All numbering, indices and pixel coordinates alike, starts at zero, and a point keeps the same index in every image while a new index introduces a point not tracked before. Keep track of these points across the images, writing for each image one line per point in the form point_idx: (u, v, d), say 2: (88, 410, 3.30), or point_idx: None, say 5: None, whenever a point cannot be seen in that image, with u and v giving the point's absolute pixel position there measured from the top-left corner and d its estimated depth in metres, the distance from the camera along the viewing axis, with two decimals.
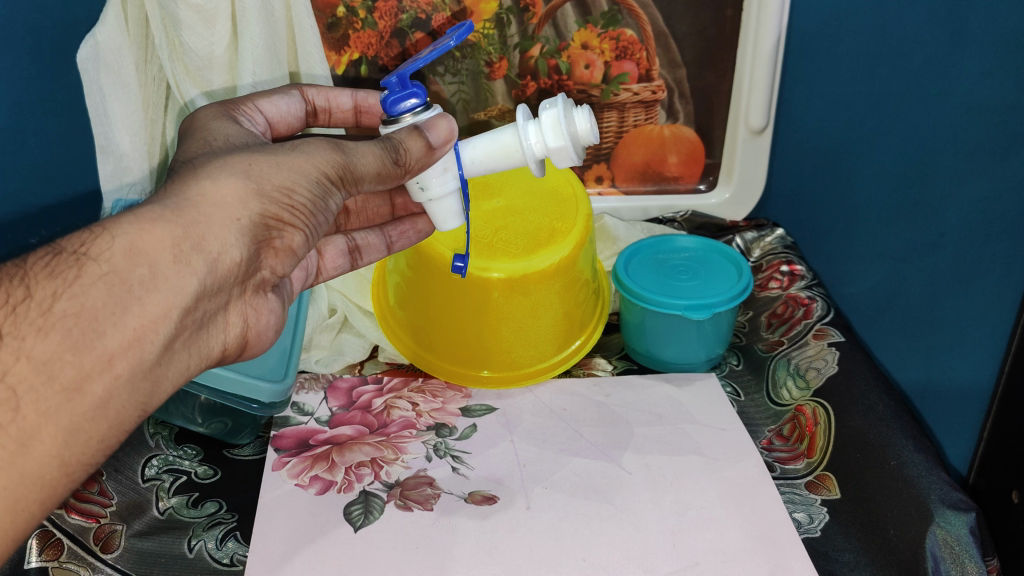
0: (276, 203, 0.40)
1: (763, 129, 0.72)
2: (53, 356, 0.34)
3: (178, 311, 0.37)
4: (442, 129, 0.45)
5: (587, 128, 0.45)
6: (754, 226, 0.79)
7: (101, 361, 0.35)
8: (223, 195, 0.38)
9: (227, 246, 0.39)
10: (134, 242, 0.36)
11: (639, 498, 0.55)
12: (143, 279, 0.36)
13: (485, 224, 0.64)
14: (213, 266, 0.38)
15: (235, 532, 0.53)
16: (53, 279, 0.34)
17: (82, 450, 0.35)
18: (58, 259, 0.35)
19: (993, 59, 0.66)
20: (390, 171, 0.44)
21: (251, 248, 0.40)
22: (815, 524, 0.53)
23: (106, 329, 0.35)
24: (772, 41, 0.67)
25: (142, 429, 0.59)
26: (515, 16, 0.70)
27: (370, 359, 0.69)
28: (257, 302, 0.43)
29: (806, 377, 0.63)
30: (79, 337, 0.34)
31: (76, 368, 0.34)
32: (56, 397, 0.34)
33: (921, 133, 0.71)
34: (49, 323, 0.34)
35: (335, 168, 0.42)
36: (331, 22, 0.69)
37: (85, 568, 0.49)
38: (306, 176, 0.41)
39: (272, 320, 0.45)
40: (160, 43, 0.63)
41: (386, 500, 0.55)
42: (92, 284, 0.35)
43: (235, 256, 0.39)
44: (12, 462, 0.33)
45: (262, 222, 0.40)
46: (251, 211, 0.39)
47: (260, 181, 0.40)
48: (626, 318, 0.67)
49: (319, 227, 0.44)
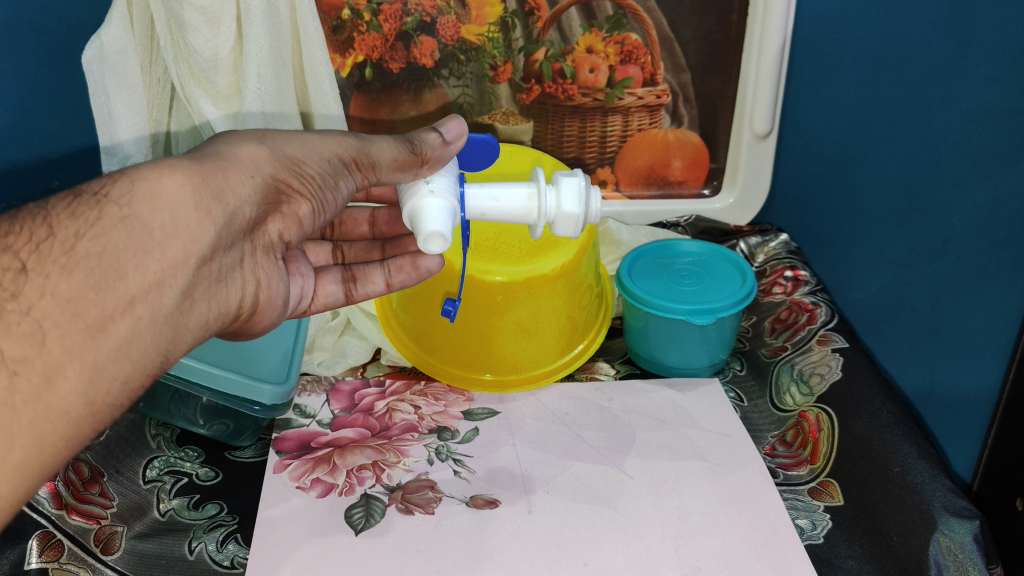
0: (288, 170, 0.44)
1: (767, 134, 0.73)
2: (79, 294, 0.36)
3: (196, 258, 0.39)
4: (454, 127, 0.47)
5: (597, 208, 0.51)
6: (758, 231, 0.80)
7: (123, 302, 0.37)
8: (240, 156, 0.43)
9: (241, 201, 0.42)
10: (152, 186, 0.38)
11: (641, 503, 0.55)
12: (163, 224, 0.38)
13: (490, 228, 0.64)
14: (229, 219, 0.41)
15: (235, 535, 0.52)
16: (75, 219, 0.37)
17: (107, 390, 0.37)
18: (79, 202, 0.38)
19: (997, 66, 0.66)
20: (405, 159, 0.46)
21: (261, 208, 0.44)
22: (817, 531, 0.53)
23: (127, 272, 0.37)
24: (778, 45, 0.68)
25: (142, 430, 0.59)
26: (520, 20, 0.70)
27: (372, 362, 0.69)
28: (269, 267, 0.46)
29: (810, 383, 0.63)
30: (101, 277, 0.36)
31: (99, 307, 0.36)
32: (80, 334, 0.35)
33: (925, 142, 0.72)
34: (72, 262, 0.36)
35: (350, 151, 0.46)
36: (336, 24, 0.69)
37: (85, 569, 0.49)
38: (320, 154, 0.45)
39: (281, 288, 0.48)
40: (166, 44, 0.61)
41: (387, 505, 0.54)
42: (113, 227, 0.37)
43: (249, 213, 0.42)
44: (38, 397, 0.35)
45: (273, 184, 0.43)
46: (264, 173, 0.43)
47: (279, 150, 0.44)
48: (629, 323, 0.67)
49: (330, 206, 0.47)
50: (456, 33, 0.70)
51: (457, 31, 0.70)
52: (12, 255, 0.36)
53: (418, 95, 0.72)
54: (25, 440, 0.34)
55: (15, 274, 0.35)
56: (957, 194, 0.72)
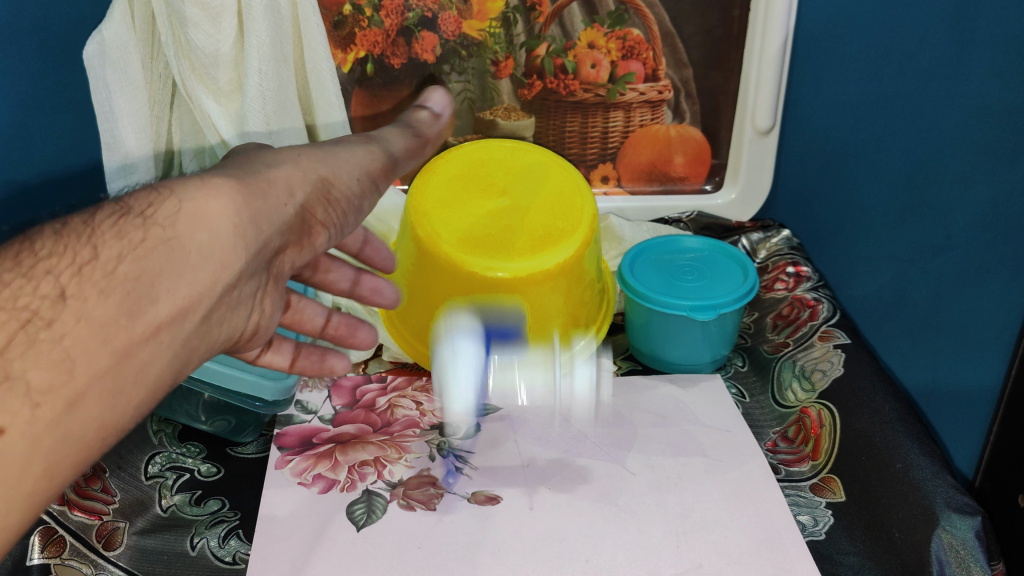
0: (319, 197, 0.44)
1: (770, 129, 0.73)
2: (110, 318, 0.35)
3: (222, 285, 0.40)
4: (437, 97, 0.52)
5: None
6: (760, 227, 0.79)
7: (149, 329, 0.37)
8: (278, 178, 0.42)
9: (273, 231, 0.42)
10: (198, 208, 0.38)
11: (644, 500, 0.54)
12: (202, 245, 0.38)
13: (491, 222, 0.62)
14: (260, 248, 0.41)
15: (237, 531, 0.53)
16: (120, 240, 0.36)
17: (123, 411, 0.37)
18: (124, 220, 0.37)
19: (1000, 61, 0.68)
20: (414, 144, 0.50)
21: (287, 237, 0.44)
22: (819, 527, 0.53)
23: (158, 296, 0.37)
24: (779, 44, 0.68)
25: (145, 427, 0.59)
26: (521, 15, 0.70)
27: (374, 358, 0.69)
28: (276, 295, 0.46)
29: (811, 378, 0.63)
30: (134, 300, 0.36)
31: (128, 332, 0.36)
32: (106, 360, 0.35)
33: (929, 137, 0.73)
34: (111, 284, 0.35)
35: (373, 160, 0.47)
36: (337, 20, 0.68)
37: (87, 565, 0.49)
38: (349, 172, 0.46)
39: (276, 317, 0.47)
40: (166, 39, 0.61)
41: (389, 500, 0.54)
42: (153, 248, 0.37)
43: (276, 243, 0.43)
44: (58, 423, 0.34)
45: (306, 213, 0.44)
46: (298, 200, 0.43)
47: (310, 170, 0.44)
48: (632, 319, 0.67)
49: (350, 223, 0.48)
50: (458, 29, 0.70)
51: (458, 27, 0.70)
52: (53, 280, 0.35)
53: (419, 91, 0.72)
54: (44, 459, 0.34)
55: (54, 301, 0.35)
56: (959, 190, 0.74)
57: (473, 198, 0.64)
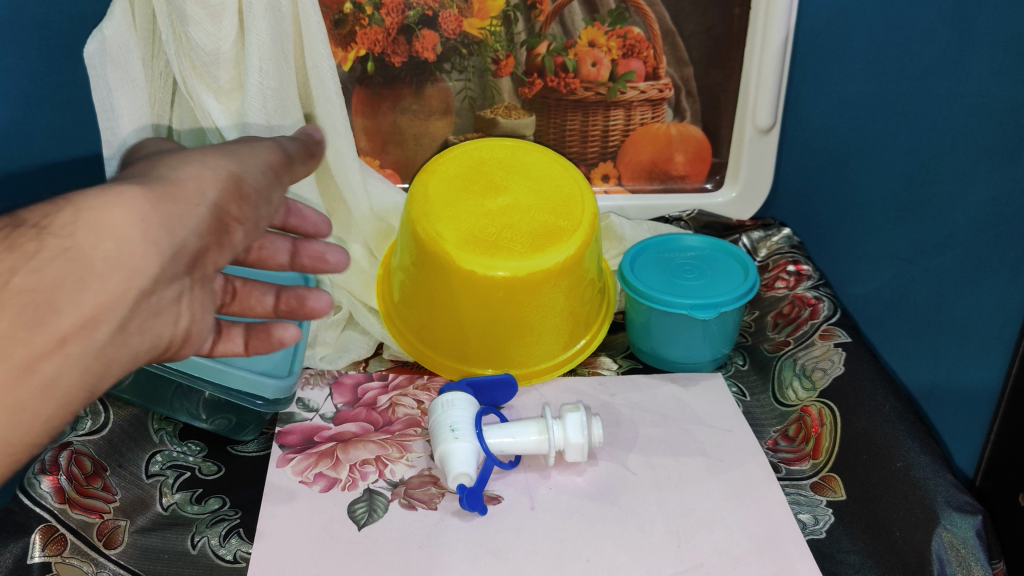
0: (229, 194, 0.44)
1: (771, 128, 0.73)
2: (8, 332, 0.36)
3: (135, 291, 0.40)
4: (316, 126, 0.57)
5: None
6: (761, 226, 0.79)
7: (53, 341, 0.37)
8: (183, 179, 0.42)
9: (189, 233, 0.41)
10: (98, 216, 0.38)
11: (644, 499, 0.54)
12: (107, 254, 0.38)
13: (491, 223, 0.62)
14: (175, 253, 0.41)
15: (237, 530, 0.53)
16: (13, 251, 0.36)
17: (26, 429, 0.38)
18: (16, 232, 0.37)
19: (1002, 60, 0.66)
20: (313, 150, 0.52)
21: (206, 239, 0.43)
22: (820, 525, 0.53)
23: (63, 307, 0.37)
24: (781, 38, 0.68)
25: (146, 424, 0.58)
26: (522, 14, 0.70)
27: (375, 356, 0.69)
28: (204, 298, 0.45)
29: (812, 377, 0.63)
30: (33, 313, 0.37)
31: (26, 347, 0.37)
32: (8, 374, 0.37)
33: (929, 135, 0.72)
34: (5, 297, 0.36)
35: (277, 159, 0.48)
36: (338, 19, 0.69)
37: (88, 563, 0.49)
38: (254, 169, 0.46)
39: (209, 321, 0.46)
40: (167, 38, 0.61)
41: (390, 499, 0.54)
42: (52, 259, 0.37)
43: (196, 245, 0.42)
44: None
45: (218, 212, 0.43)
46: (209, 199, 0.43)
47: (215, 169, 0.44)
48: (632, 317, 0.67)
49: (264, 221, 0.47)
50: (459, 27, 0.70)
51: (458, 25, 0.70)
52: None
53: (420, 89, 0.72)
54: None
55: None
56: (959, 187, 0.71)
57: (473, 198, 0.64)
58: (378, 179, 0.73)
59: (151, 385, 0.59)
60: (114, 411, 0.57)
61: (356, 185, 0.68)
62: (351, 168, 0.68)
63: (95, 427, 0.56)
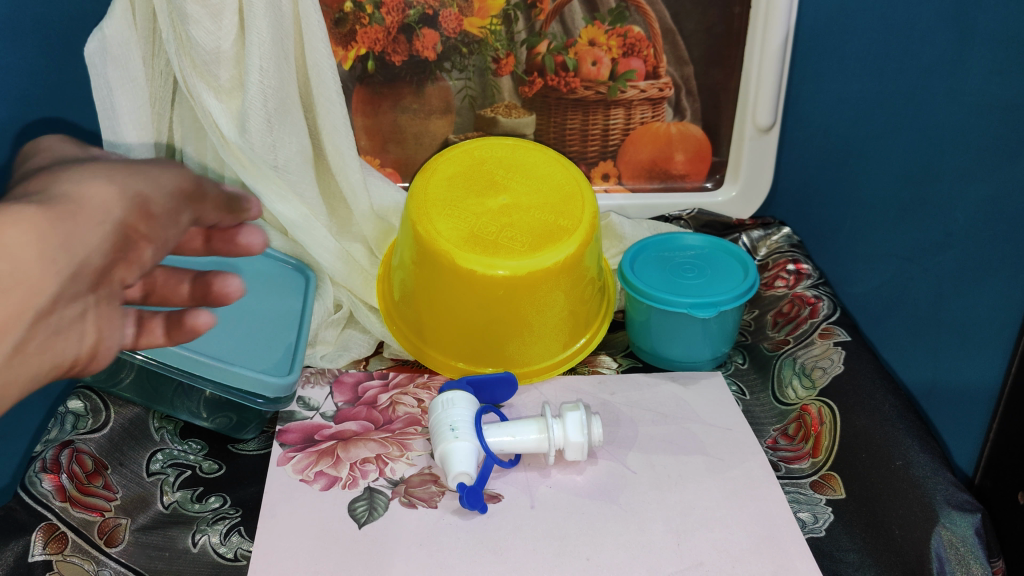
0: (135, 213, 0.41)
1: (771, 127, 0.73)
2: None
3: (31, 313, 0.36)
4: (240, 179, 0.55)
5: None
6: (760, 225, 0.79)
7: None
8: (89, 197, 0.39)
9: (90, 250, 0.38)
10: None
11: (644, 498, 0.55)
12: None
13: (491, 221, 0.62)
14: (76, 270, 0.38)
15: (238, 527, 0.53)
16: None
17: None
18: None
19: (1004, 59, 0.65)
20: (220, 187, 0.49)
21: (109, 257, 0.40)
22: (819, 524, 0.53)
23: None
24: (781, 37, 0.69)
25: (147, 423, 0.58)
26: (522, 13, 0.70)
27: (375, 355, 0.69)
28: (113, 316, 0.41)
29: (812, 376, 0.63)
30: None
31: None
32: None
33: (927, 133, 0.72)
34: None
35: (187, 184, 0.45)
36: (338, 17, 0.69)
37: (90, 561, 0.49)
38: (161, 189, 0.43)
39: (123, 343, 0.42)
40: (167, 36, 0.61)
41: (391, 497, 0.55)
42: None
43: (98, 262, 0.39)
44: None
45: (123, 230, 0.41)
46: (113, 218, 0.40)
47: (122, 184, 0.41)
48: (632, 316, 0.67)
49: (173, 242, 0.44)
50: (459, 26, 0.70)
51: (459, 24, 0.70)
52: None
53: (420, 88, 0.72)
54: None
55: None
56: (961, 187, 0.71)
57: (473, 197, 0.64)
58: (378, 178, 0.73)
59: (150, 383, 0.57)
60: (115, 410, 0.57)
61: (356, 184, 0.68)
62: (351, 168, 0.68)
63: (96, 425, 0.56)
